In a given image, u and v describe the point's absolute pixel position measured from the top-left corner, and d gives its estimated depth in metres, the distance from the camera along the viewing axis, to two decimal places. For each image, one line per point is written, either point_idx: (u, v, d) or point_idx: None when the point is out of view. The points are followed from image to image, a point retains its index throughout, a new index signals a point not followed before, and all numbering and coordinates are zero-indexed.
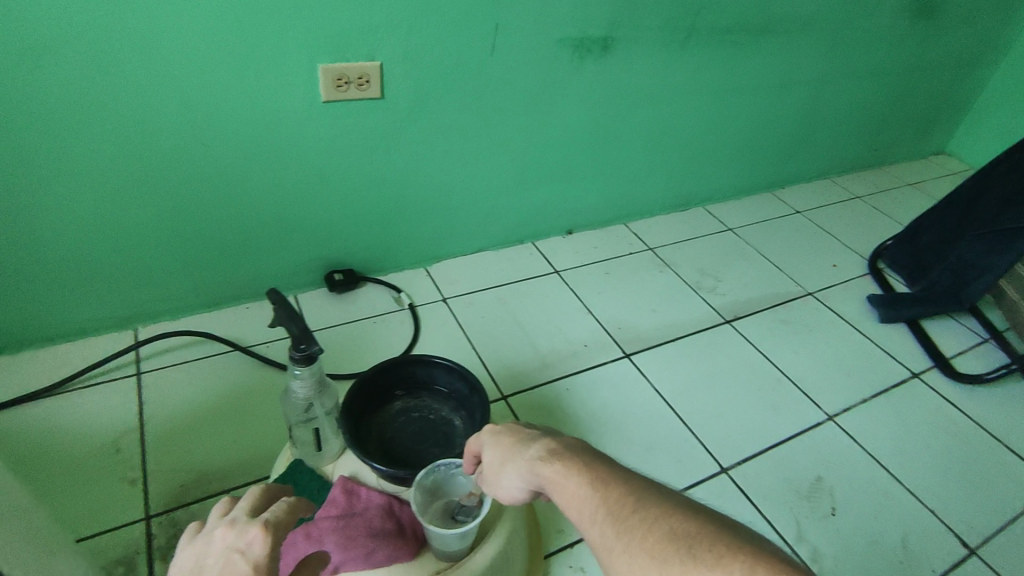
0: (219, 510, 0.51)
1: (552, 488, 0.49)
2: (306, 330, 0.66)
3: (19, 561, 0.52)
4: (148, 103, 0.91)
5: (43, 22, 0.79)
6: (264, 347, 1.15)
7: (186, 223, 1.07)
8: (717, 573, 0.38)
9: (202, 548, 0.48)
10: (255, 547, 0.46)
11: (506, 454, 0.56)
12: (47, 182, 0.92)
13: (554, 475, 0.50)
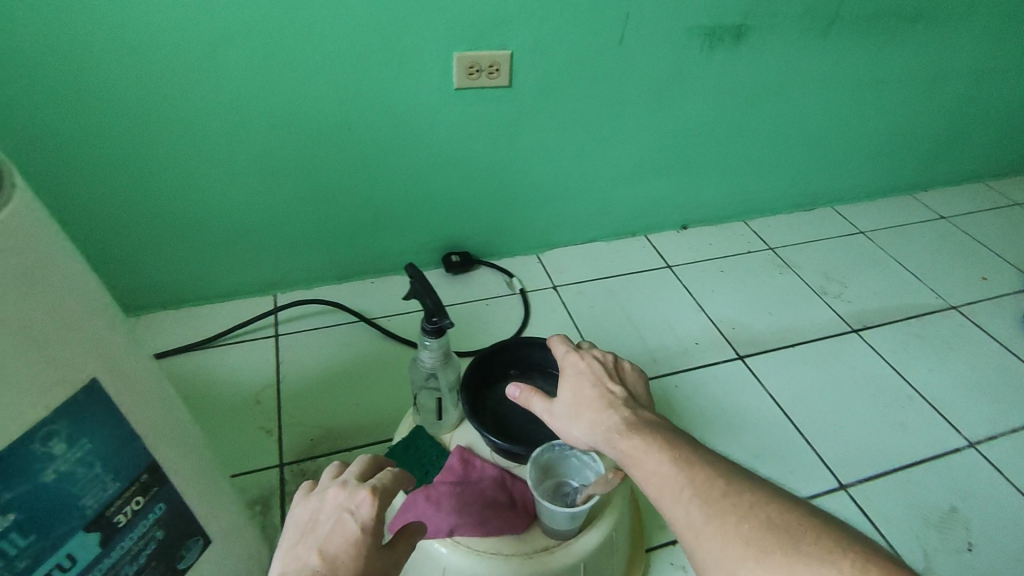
0: (330, 473, 0.56)
1: (626, 459, 0.57)
2: (439, 304, 0.70)
3: (189, 486, 0.60)
4: (304, 89, 1.00)
5: (225, 15, 0.89)
6: (386, 321, 1.23)
7: (326, 200, 1.16)
8: (823, 567, 0.43)
9: (316, 504, 0.53)
10: (364, 510, 0.51)
11: (586, 408, 0.63)
12: (216, 159, 1.04)
13: (630, 448, 0.57)
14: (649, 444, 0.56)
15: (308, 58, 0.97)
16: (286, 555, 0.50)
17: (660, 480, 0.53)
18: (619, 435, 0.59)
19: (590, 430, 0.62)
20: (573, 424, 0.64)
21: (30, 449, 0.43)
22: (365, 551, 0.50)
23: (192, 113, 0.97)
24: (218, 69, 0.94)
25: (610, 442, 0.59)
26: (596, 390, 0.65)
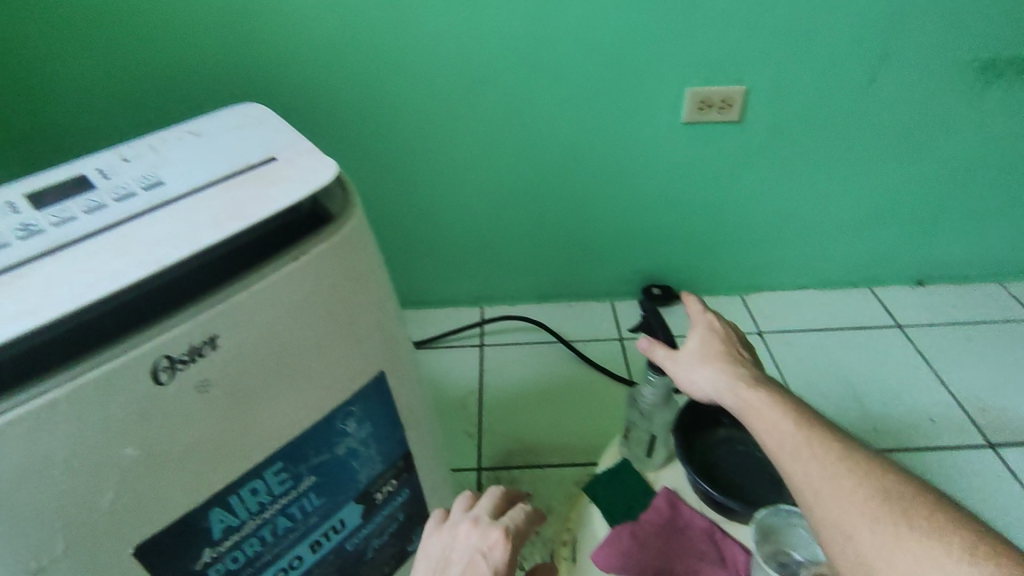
0: (460, 505, 0.49)
1: (752, 414, 0.52)
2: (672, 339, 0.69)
3: (421, 482, 0.64)
4: (532, 123, 0.99)
5: (469, 52, 0.91)
6: (584, 345, 1.22)
7: (535, 228, 1.15)
8: (930, 547, 0.40)
9: (448, 540, 0.45)
10: (497, 553, 0.43)
11: (710, 356, 0.58)
12: (441, 186, 1.06)
13: (758, 402, 0.52)
14: (777, 401, 0.52)
15: (543, 96, 0.96)
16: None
17: (787, 438, 0.49)
18: (746, 389, 0.54)
19: (714, 380, 0.57)
20: (692, 368, 0.59)
21: (335, 424, 0.51)
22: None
23: (428, 144, 1.00)
24: (460, 102, 0.96)
25: (735, 394, 0.54)
26: (724, 341, 0.59)
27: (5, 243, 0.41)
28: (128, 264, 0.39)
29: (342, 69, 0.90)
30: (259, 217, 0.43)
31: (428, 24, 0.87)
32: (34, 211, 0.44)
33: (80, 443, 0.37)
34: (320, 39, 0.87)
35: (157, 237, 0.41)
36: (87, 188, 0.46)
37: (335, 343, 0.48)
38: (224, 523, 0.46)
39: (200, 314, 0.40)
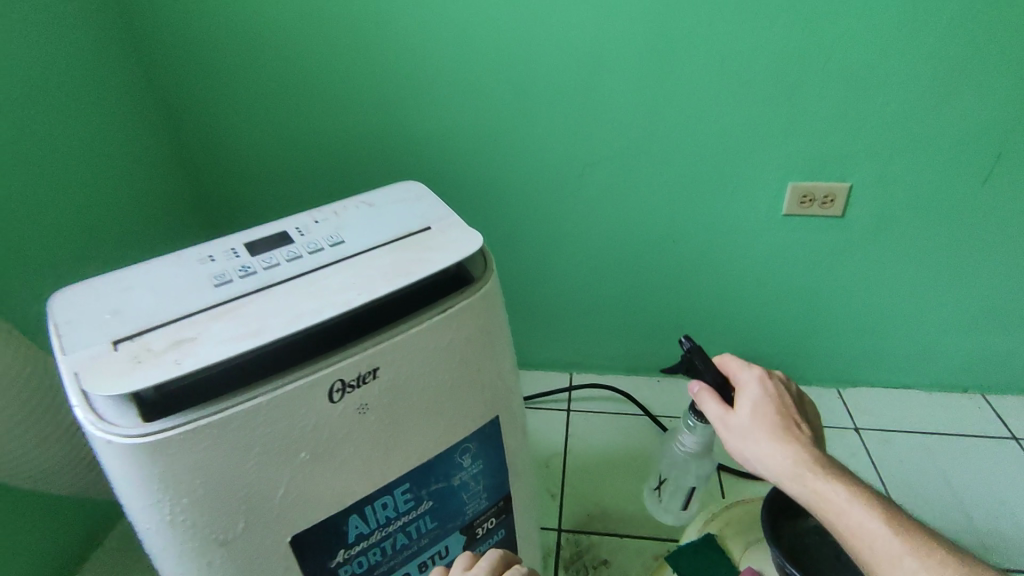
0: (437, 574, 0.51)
1: (832, 503, 0.53)
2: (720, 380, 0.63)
3: (516, 527, 0.69)
4: (636, 206, 1.07)
5: (584, 142, 1.00)
6: (669, 421, 1.24)
7: (629, 303, 1.20)
8: None
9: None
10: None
11: (779, 433, 0.57)
12: (545, 255, 1.14)
13: (836, 492, 0.53)
14: (852, 493, 0.53)
15: (645, 180, 1.04)
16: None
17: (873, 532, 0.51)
18: (825, 475, 0.54)
19: (785, 457, 0.56)
20: (756, 442, 0.57)
21: (455, 456, 0.58)
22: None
23: (536, 217, 1.09)
24: (569, 182, 1.04)
25: (806, 481, 0.55)
26: (785, 416, 0.58)
27: (229, 280, 0.52)
28: (322, 303, 0.49)
29: (468, 148, 1.01)
30: (421, 274, 0.52)
31: (547, 114, 0.97)
32: (249, 256, 0.55)
33: (271, 442, 0.47)
34: (452, 123, 0.99)
35: (343, 283, 0.51)
36: (286, 241, 0.57)
37: (463, 384, 0.56)
38: (357, 529, 0.54)
39: (367, 349, 0.49)
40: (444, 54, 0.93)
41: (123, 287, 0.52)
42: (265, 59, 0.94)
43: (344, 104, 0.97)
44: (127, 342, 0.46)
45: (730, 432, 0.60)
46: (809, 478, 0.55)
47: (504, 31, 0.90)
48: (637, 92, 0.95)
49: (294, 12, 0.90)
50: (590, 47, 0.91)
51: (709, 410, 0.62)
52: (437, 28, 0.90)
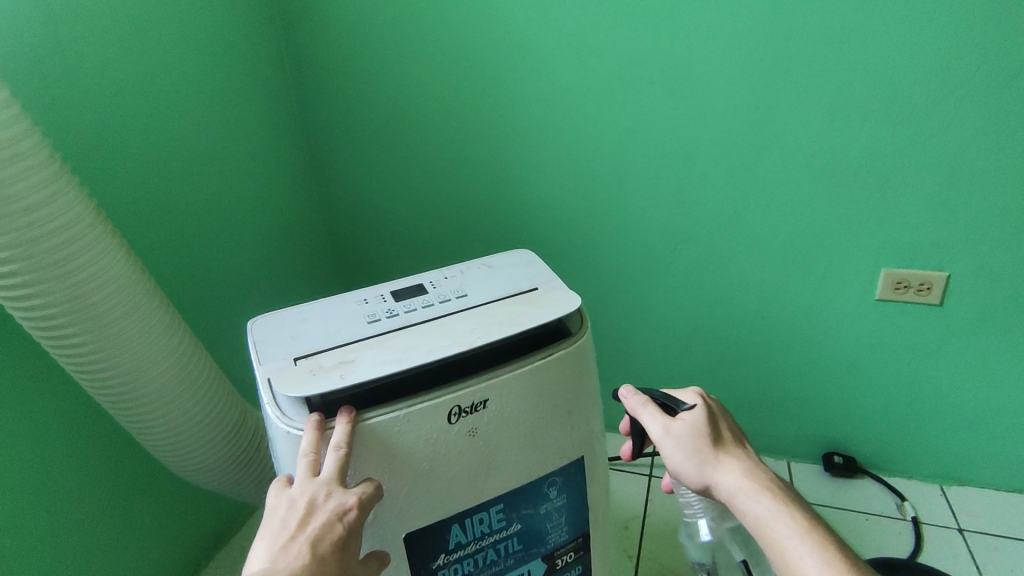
0: (304, 470, 0.54)
1: (765, 508, 0.59)
2: (669, 395, 0.68)
3: (595, 564, 0.75)
4: (725, 280, 1.12)
5: (674, 220, 1.09)
6: None
7: (715, 373, 1.24)
8: None
9: (293, 496, 0.53)
10: (351, 513, 0.53)
11: (713, 446, 0.64)
12: (634, 320, 1.22)
13: (748, 498, 0.60)
14: (760, 499, 0.60)
15: (735, 256, 1.10)
16: (272, 547, 0.50)
17: (796, 537, 0.57)
18: (756, 483, 0.61)
19: (720, 470, 0.63)
20: (694, 454, 0.64)
21: (544, 486, 0.67)
22: (344, 555, 0.52)
23: (627, 283, 1.18)
24: (660, 254, 1.13)
25: (740, 486, 0.61)
26: (717, 432, 0.66)
27: (378, 318, 0.66)
28: (449, 342, 0.61)
29: (569, 218, 1.14)
30: (528, 325, 0.63)
31: (643, 192, 1.08)
32: (394, 302, 0.69)
33: (401, 449, 0.58)
34: (557, 196, 1.12)
35: (466, 328, 0.63)
36: (422, 292, 0.71)
37: (554, 422, 0.66)
38: (457, 537, 0.64)
39: (481, 382, 0.60)
40: (553, 138, 1.07)
41: (300, 318, 0.67)
42: (403, 138, 1.14)
43: (465, 175, 1.14)
44: (304, 359, 0.60)
45: (671, 442, 0.65)
46: (742, 485, 0.61)
47: (607, 121, 1.03)
48: (729, 176, 1.03)
49: (429, 101, 1.09)
50: (685, 136, 1.01)
51: (650, 421, 0.67)
52: (548, 117, 1.05)
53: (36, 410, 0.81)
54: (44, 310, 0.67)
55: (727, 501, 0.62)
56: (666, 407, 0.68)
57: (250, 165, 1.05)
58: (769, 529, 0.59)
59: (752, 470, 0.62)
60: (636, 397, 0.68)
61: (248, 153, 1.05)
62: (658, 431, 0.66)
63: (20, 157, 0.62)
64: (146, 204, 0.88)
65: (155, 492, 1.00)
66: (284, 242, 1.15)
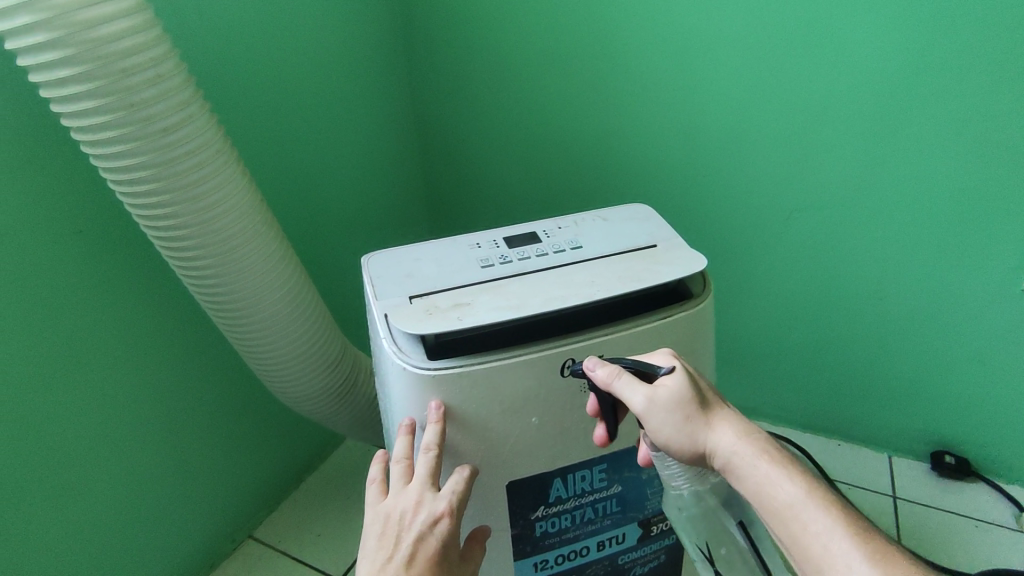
0: (398, 477, 0.57)
1: (766, 470, 0.49)
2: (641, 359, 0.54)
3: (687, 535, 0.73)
4: (843, 252, 0.99)
5: (793, 181, 0.96)
6: (846, 489, 1.11)
7: (819, 354, 1.11)
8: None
9: (389, 504, 0.55)
10: (443, 523, 0.54)
11: (702, 409, 0.51)
12: (732, 292, 1.10)
13: (749, 466, 0.49)
14: (761, 461, 0.49)
15: (860, 229, 0.96)
16: (373, 561, 0.53)
17: (799, 503, 0.47)
18: (754, 443, 0.50)
19: (712, 433, 0.51)
20: (681, 423, 0.51)
21: None
22: (442, 562, 0.54)
23: (728, 252, 1.07)
24: (771, 217, 1.00)
25: (736, 449, 0.50)
26: (701, 394, 0.53)
27: (492, 264, 0.64)
28: (568, 293, 0.58)
29: (672, 175, 1.03)
30: (651, 283, 0.59)
31: (759, 153, 0.95)
32: (507, 248, 0.67)
33: (513, 397, 0.57)
34: (660, 147, 1.01)
35: (584, 281, 0.60)
36: (536, 240, 0.68)
37: None
38: (558, 491, 0.63)
39: (598, 337, 0.58)
40: (661, 81, 0.96)
41: (414, 257, 0.67)
42: (501, 82, 1.07)
43: (561, 122, 1.06)
44: (420, 299, 0.60)
45: (654, 413, 0.52)
46: (739, 447, 0.50)
47: (729, 72, 0.91)
48: (866, 136, 0.89)
49: (529, 38, 1.01)
50: (819, 89, 0.88)
51: (627, 394, 0.52)
52: (660, 64, 0.94)
53: (153, 326, 0.86)
54: (180, 230, 0.70)
55: (723, 468, 0.51)
56: (641, 373, 0.53)
57: (343, 105, 1.02)
58: (772, 496, 0.48)
59: (746, 426, 0.51)
60: (606, 369, 0.53)
61: (344, 86, 1.01)
62: (639, 404, 0.52)
63: (161, 79, 0.64)
64: (246, 140, 0.87)
65: (254, 417, 1.05)
66: (370, 178, 1.11)
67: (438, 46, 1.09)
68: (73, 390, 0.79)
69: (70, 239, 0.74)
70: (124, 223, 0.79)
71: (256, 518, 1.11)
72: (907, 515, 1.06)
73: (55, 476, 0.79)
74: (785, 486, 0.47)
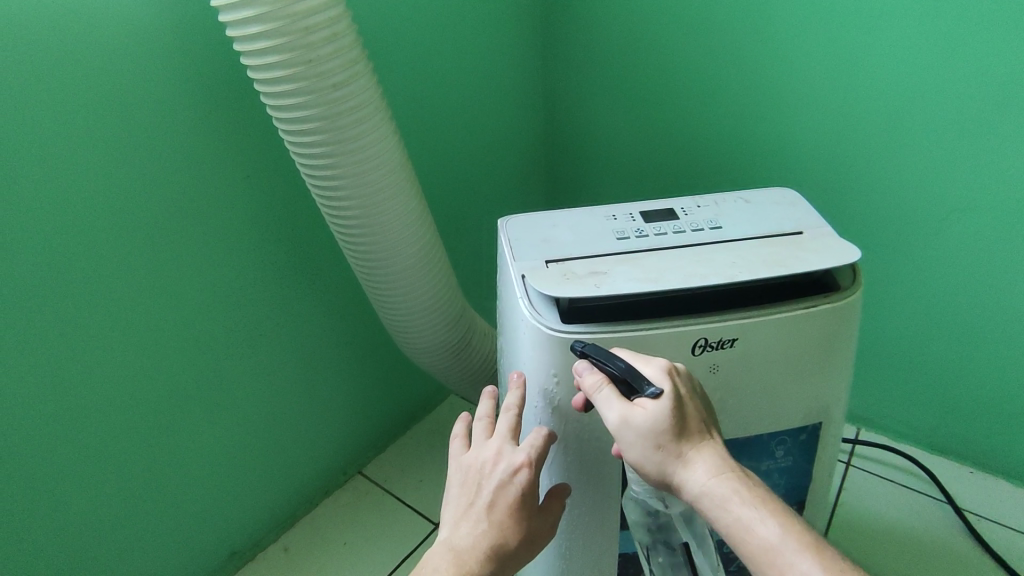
0: (482, 432, 0.62)
1: (737, 513, 0.47)
2: (632, 366, 0.51)
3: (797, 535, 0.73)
4: (1010, 259, 0.87)
5: (960, 177, 0.85)
6: (976, 520, 1.00)
7: (963, 374, 0.99)
8: None
9: (474, 455, 0.60)
10: (523, 472, 0.57)
11: (678, 438, 0.49)
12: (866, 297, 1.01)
13: (719, 508, 0.47)
14: (736, 503, 0.47)
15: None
16: (458, 506, 0.58)
17: (777, 551, 0.45)
18: (728, 483, 0.48)
19: (686, 466, 0.49)
20: (652, 451, 0.49)
21: (770, 443, 0.65)
22: (521, 509, 0.57)
23: (867, 252, 0.98)
24: (926, 215, 0.90)
25: (708, 488, 0.48)
26: (682, 418, 0.50)
27: (627, 236, 0.64)
28: (709, 271, 0.57)
29: (813, 164, 0.94)
30: (798, 270, 0.57)
31: (922, 143, 0.85)
32: (643, 223, 0.67)
33: None
34: (803, 131, 0.92)
35: (724, 261, 0.59)
36: (673, 217, 0.67)
37: (800, 378, 0.61)
38: None
39: (735, 319, 0.57)
40: (815, 58, 0.87)
41: (551, 224, 0.68)
42: (630, 52, 1.01)
43: (692, 98, 0.99)
44: (556, 264, 0.61)
45: (627, 433, 0.50)
46: (712, 484, 0.48)
47: (895, 52, 0.81)
48: None
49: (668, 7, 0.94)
50: (1009, 72, 0.76)
51: (605, 408, 0.51)
52: (813, 40, 0.86)
53: (290, 268, 0.93)
54: (333, 180, 0.76)
55: (693, 501, 0.49)
56: (626, 384, 0.51)
57: (471, 71, 1.02)
58: (743, 542, 0.46)
59: (721, 462, 0.49)
60: (595, 377, 0.53)
61: (475, 51, 1.01)
62: (614, 421, 0.51)
63: (336, 37, 0.69)
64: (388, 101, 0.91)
65: (373, 363, 1.13)
66: (492, 144, 1.11)
67: (570, 12, 1.05)
68: (219, 318, 0.87)
69: (233, 183, 0.82)
70: (278, 172, 0.86)
71: (366, 457, 1.20)
72: None
73: (197, 392, 0.88)
74: (758, 534, 0.45)
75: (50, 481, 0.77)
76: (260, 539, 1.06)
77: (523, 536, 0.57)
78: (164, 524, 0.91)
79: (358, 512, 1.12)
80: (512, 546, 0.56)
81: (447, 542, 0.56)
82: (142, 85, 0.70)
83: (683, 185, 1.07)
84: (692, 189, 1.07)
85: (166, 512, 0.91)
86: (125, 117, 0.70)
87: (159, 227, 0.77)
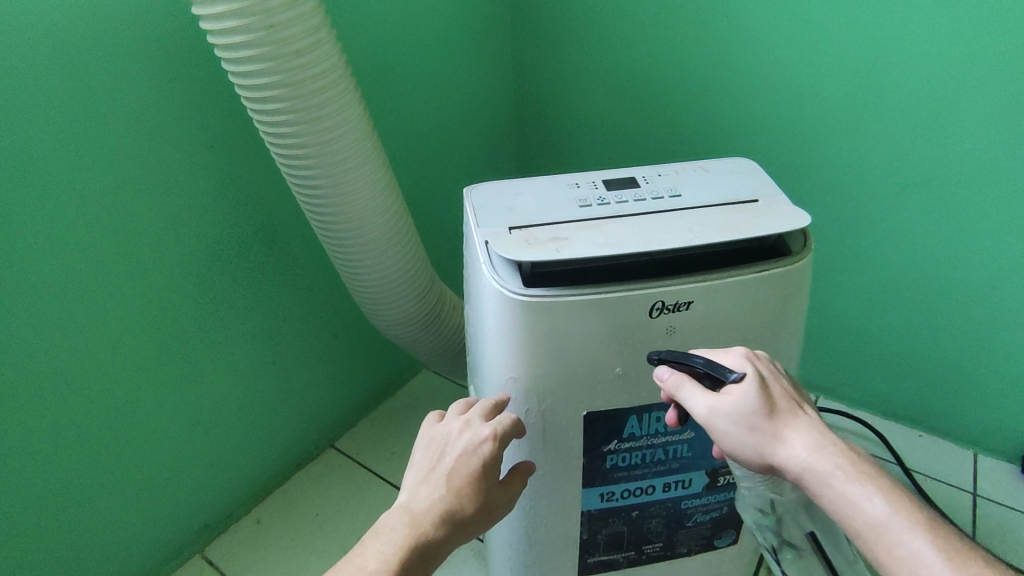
0: (452, 409, 0.64)
1: (842, 485, 0.51)
2: (712, 360, 0.55)
3: None
4: (957, 229, 0.91)
5: (911, 149, 0.88)
6: (923, 480, 1.06)
7: (912, 340, 1.04)
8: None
9: (442, 428, 0.62)
10: (486, 445, 0.59)
11: (773, 420, 0.53)
12: (823, 267, 1.04)
13: (828, 485, 0.51)
14: (843, 477, 0.51)
15: (984, 205, 0.87)
16: (420, 473, 0.59)
17: (886, 520, 0.49)
18: (827, 457, 0.52)
19: (783, 445, 0.53)
20: (747, 434, 0.53)
21: None
22: (481, 481, 0.59)
23: (825, 224, 1.01)
24: (879, 186, 0.93)
25: (810, 463, 0.52)
26: (771, 402, 0.54)
27: (590, 204, 0.66)
28: (666, 236, 0.59)
29: (774, 136, 0.97)
30: (751, 234, 0.59)
31: (875, 116, 0.88)
32: (606, 191, 0.68)
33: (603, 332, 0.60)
34: (765, 104, 0.94)
35: (681, 227, 0.61)
36: (634, 185, 0.69)
37: (754, 341, 0.63)
38: (631, 429, 0.67)
39: (689, 283, 0.59)
40: (775, 31, 0.88)
41: (515, 192, 0.69)
42: (597, 23, 1.02)
43: (657, 70, 1.00)
44: (519, 230, 0.62)
45: (719, 421, 0.54)
46: (812, 460, 0.52)
47: (851, 26, 0.83)
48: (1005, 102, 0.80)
49: None
50: (956, 46, 0.79)
51: (693, 401, 0.55)
52: (773, 13, 0.87)
53: (257, 239, 0.92)
54: (305, 151, 0.76)
55: (796, 480, 0.53)
56: (710, 377, 0.55)
57: (438, 41, 1.01)
58: (852, 514, 0.50)
59: (820, 438, 0.53)
60: (677, 375, 0.56)
61: (442, 20, 1.00)
62: (706, 411, 0.55)
63: (297, 3, 0.68)
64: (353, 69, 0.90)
65: (344, 337, 1.13)
66: (460, 115, 1.11)
67: None
68: (185, 289, 0.86)
69: (195, 152, 0.81)
70: (241, 141, 0.85)
71: (337, 431, 1.21)
72: (987, 514, 1.00)
73: (164, 363, 0.88)
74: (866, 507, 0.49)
75: (13, 454, 0.76)
76: (231, 512, 1.07)
77: (478, 506, 0.58)
78: (132, 497, 0.91)
79: (330, 485, 1.13)
80: (467, 514, 0.57)
81: (405, 505, 0.57)
82: (94, 46, 0.68)
83: (649, 158, 1.09)
84: (658, 162, 1.08)
85: (135, 484, 0.90)
86: (77, 79, 0.68)
87: (120, 195, 0.75)
